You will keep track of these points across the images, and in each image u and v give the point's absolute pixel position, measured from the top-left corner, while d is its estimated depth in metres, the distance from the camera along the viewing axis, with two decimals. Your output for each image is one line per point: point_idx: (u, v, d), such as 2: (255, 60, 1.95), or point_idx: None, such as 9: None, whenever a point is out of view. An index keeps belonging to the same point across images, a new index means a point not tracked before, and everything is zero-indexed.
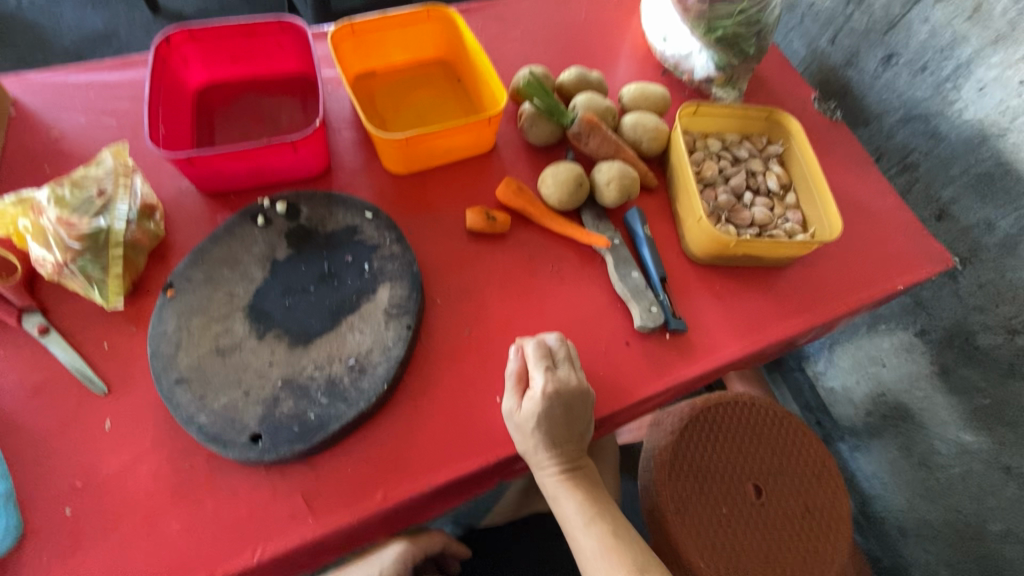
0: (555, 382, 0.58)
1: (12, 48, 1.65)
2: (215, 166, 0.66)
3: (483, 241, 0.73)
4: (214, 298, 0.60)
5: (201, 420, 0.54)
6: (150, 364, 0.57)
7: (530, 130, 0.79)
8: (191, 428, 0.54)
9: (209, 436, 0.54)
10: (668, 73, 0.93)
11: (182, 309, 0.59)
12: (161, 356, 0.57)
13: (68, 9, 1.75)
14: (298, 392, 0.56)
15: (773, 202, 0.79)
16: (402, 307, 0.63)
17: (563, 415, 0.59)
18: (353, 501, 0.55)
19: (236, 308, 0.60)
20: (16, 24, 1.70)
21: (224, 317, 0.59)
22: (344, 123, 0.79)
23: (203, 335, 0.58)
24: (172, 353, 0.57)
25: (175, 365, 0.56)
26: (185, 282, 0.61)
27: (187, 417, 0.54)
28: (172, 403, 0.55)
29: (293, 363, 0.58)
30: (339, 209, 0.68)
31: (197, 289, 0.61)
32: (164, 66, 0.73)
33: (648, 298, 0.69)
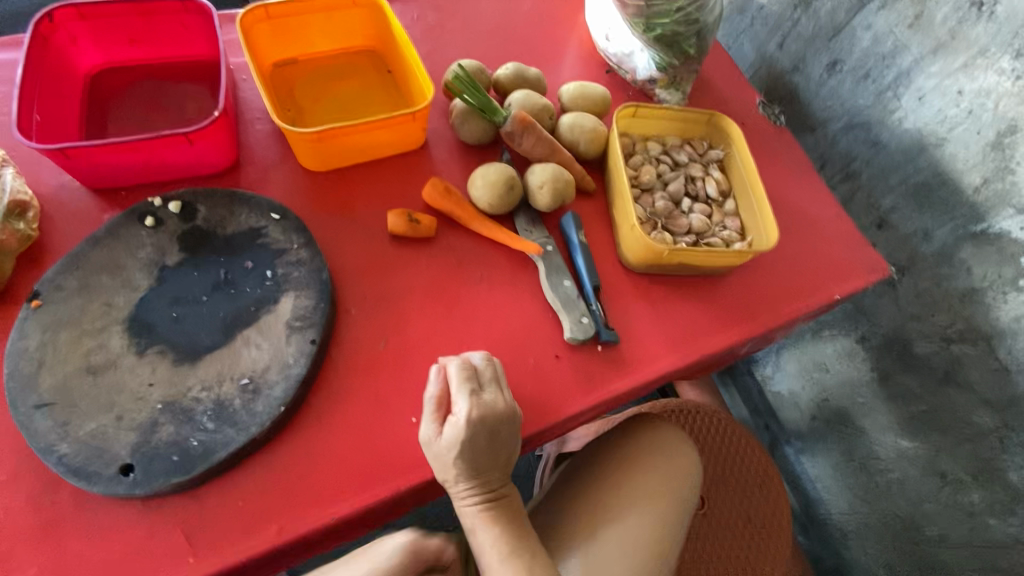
0: (479, 407, 0.54)
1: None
2: (98, 160, 0.59)
3: (407, 246, 0.68)
4: (89, 309, 0.54)
5: (62, 450, 0.48)
6: (5, 385, 0.50)
7: (461, 127, 0.74)
8: (49, 459, 0.47)
9: (71, 469, 0.47)
10: (612, 72, 0.90)
11: (49, 321, 0.53)
12: (19, 376, 0.50)
13: None
14: (180, 416, 0.50)
15: (712, 209, 0.76)
16: (306, 320, 0.57)
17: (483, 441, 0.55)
18: (242, 538, 0.50)
19: (114, 320, 0.54)
20: None
21: (98, 330, 0.53)
22: (258, 115, 0.73)
23: (71, 351, 0.52)
24: (32, 373, 0.50)
25: (36, 387, 0.50)
26: (55, 291, 0.54)
27: (45, 446, 0.48)
28: (29, 431, 0.48)
29: (176, 383, 0.52)
30: (242, 209, 0.62)
31: (70, 298, 0.54)
32: (46, 46, 0.65)
33: (579, 309, 0.66)
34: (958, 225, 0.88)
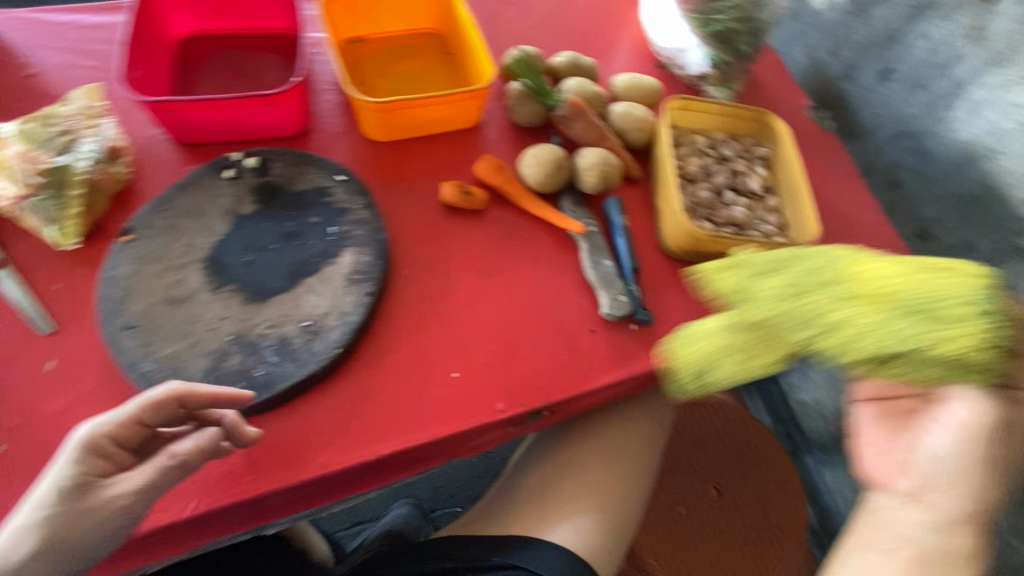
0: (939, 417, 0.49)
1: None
2: (188, 115, 0.65)
3: (457, 216, 0.72)
4: (172, 246, 0.59)
5: (143, 367, 0.53)
6: (98, 307, 0.56)
7: (516, 109, 0.78)
8: (133, 374, 0.53)
9: (150, 383, 0.52)
10: (663, 67, 0.92)
11: (138, 255, 0.58)
12: (111, 299, 0.56)
13: None
14: (248, 348, 0.55)
15: (754, 204, 0.78)
16: (364, 274, 0.62)
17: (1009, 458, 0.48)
18: (293, 464, 0.54)
19: (194, 258, 0.59)
20: None
21: (180, 266, 0.58)
22: (327, 86, 0.78)
23: (156, 282, 0.57)
24: (121, 298, 0.56)
25: (124, 311, 0.55)
26: (145, 229, 0.60)
27: (130, 363, 0.53)
28: (117, 348, 0.54)
29: (245, 318, 0.57)
30: (311, 169, 0.67)
31: (157, 236, 0.60)
32: (147, 11, 0.72)
33: (617, 287, 0.68)
34: (1003, 239, 0.87)
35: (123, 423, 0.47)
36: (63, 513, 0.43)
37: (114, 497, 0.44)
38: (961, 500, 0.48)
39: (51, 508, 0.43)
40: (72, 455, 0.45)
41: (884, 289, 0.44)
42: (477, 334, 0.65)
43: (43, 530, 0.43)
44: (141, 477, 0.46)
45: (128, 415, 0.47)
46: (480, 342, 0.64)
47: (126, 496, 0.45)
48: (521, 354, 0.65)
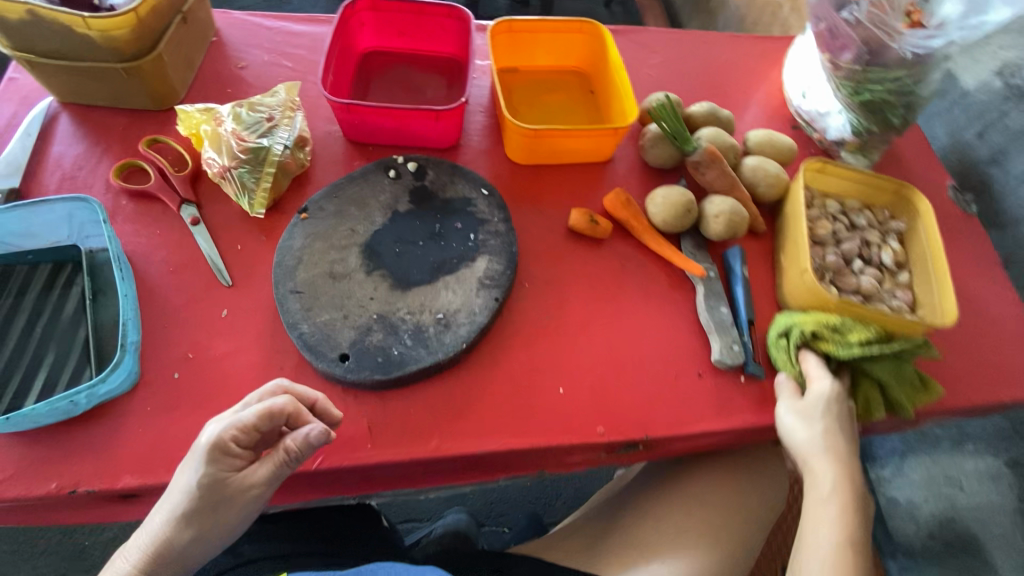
0: (837, 388, 0.64)
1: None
2: (367, 118, 0.74)
3: (581, 242, 0.76)
4: (338, 229, 0.67)
5: (302, 329, 0.60)
6: (273, 270, 0.64)
7: (650, 150, 0.81)
8: (293, 333, 0.60)
9: (306, 344, 0.59)
10: (798, 129, 0.94)
11: (310, 232, 0.67)
12: (284, 265, 0.64)
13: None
14: (388, 329, 0.61)
15: (884, 276, 0.76)
16: (495, 281, 0.67)
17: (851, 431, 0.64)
18: (409, 442, 0.59)
19: (354, 242, 0.66)
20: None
21: (342, 247, 0.66)
22: (480, 109, 0.86)
23: (321, 258, 0.65)
24: (292, 266, 0.64)
25: (293, 278, 0.63)
26: (318, 210, 0.68)
27: (292, 323, 0.61)
28: (283, 308, 0.61)
29: (390, 302, 0.63)
30: (460, 180, 0.74)
31: (327, 218, 0.68)
32: (345, 26, 0.83)
33: (732, 336, 0.69)
34: None
35: (237, 428, 0.51)
36: (203, 503, 0.50)
37: (249, 488, 0.51)
38: (814, 437, 0.62)
39: (192, 503, 0.50)
40: (200, 458, 0.50)
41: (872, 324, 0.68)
42: (587, 355, 0.67)
43: (191, 520, 0.50)
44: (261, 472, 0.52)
45: (240, 422, 0.51)
46: (589, 363, 0.67)
47: (258, 489, 0.52)
48: (626, 382, 0.66)
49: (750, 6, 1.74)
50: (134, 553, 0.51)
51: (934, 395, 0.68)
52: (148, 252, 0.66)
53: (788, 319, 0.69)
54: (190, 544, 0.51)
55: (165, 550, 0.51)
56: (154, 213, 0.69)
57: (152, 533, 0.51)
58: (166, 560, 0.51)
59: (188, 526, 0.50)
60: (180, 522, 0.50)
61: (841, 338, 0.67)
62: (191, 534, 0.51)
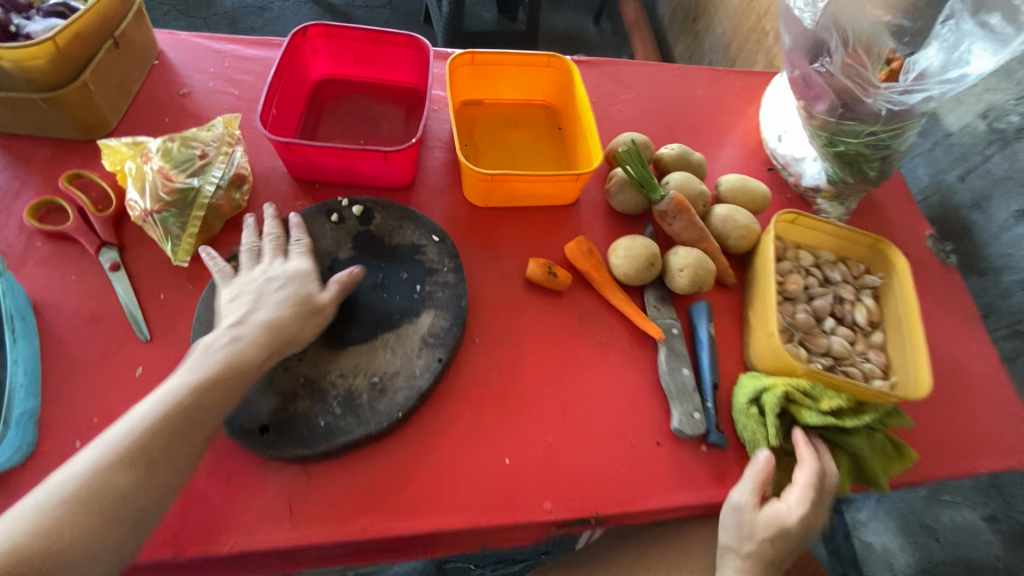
0: (802, 520, 0.58)
1: (208, 24, 1.93)
2: (310, 157, 0.69)
3: (539, 292, 0.71)
4: None
5: None
6: (193, 326, 0.59)
7: (615, 196, 0.77)
8: None
9: None
10: (773, 170, 0.90)
11: None
12: (205, 321, 0.59)
13: (277, 9, 2.02)
14: (316, 395, 0.57)
15: (856, 336, 0.72)
16: (439, 339, 0.62)
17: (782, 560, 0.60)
18: (333, 522, 0.53)
19: None
20: (219, 8, 1.98)
21: None
22: (438, 144, 0.81)
23: None
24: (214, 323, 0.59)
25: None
26: None
27: None
28: None
29: (321, 365, 0.58)
30: (409, 225, 0.69)
31: None
32: (295, 54, 0.78)
33: (693, 403, 0.64)
34: None
35: (303, 257, 0.62)
36: (283, 312, 0.56)
37: (325, 293, 0.59)
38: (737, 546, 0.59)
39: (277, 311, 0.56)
40: (283, 276, 0.59)
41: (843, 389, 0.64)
42: (538, 421, 0.62)
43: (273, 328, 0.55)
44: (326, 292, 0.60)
45: (302, 252, 0.62)
46: (540, 429, 0.62)
47: (333, 293, 0.59)
48: (580, 452, 0.61)
49: (735, 31, 1.72)
50: (178, 387, 0.49)
51: (907, 463, 0.64)
52: (59, 302, 0.61)
53: (758, 382, 0.64)
54: (260, 361, 0.53)
55: (236, 368, 0.52)
56: (71, 258, 0.63)
57: (217, 357, 0.52)
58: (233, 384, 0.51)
59: (267, 340, 0.54)
60: (254, 338, 0.54)
61: (813, 404, 0.62)
62: (265, 348, 0.54)
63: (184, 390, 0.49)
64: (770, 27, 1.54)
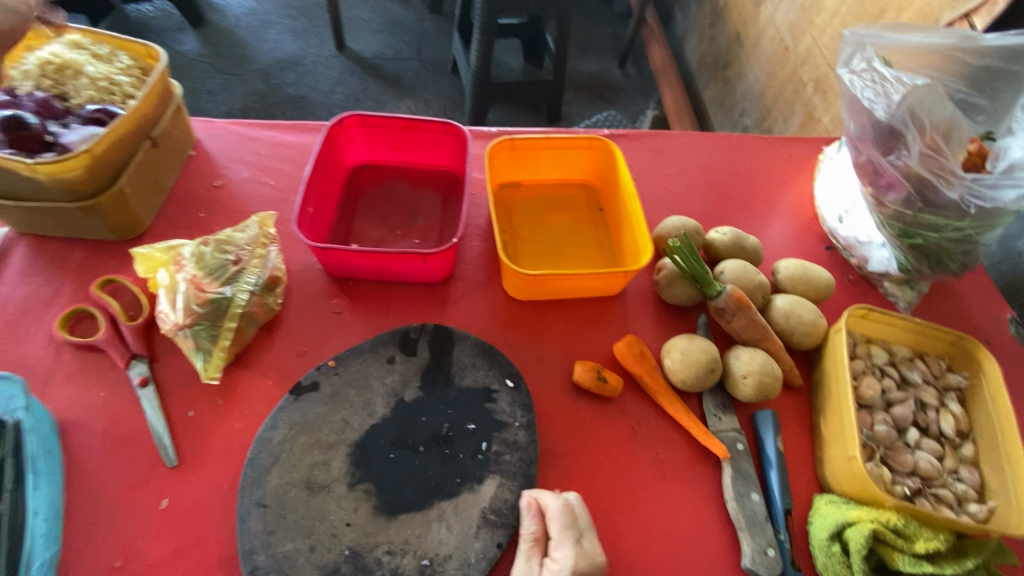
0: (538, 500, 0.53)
1: (244, 80, 1.97)
2: (348, 259, 0.66)
3: (587, 398, 0.66)
4: (328, 420, 0.57)
5: (258, 560, 0.50)
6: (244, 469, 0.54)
7: (666, 288, 0.72)
8: (245, 566, 0.49)
9: None
10: (833, 250, 0.84)
11: (296, 420, 0.57)
12: (257, 465, 0.54)
13: (309, 63, 2.06)
14: (359, 574, 0.50)
15: (944, 450, 0.64)
16: (501, 516, 0.54)
17: None
18: None
19: (344, 439, 0.56)
20: (253, 64, 2.02)
21: (329, 446, 0.56)
22: (476, 231, 0.78)
23: (301, 458, 0.55)
24: (266, 467, 0.54)
25: (263, 483, 0.53)
26: (313, 389, 0.59)
27: (247, 550, 0.50)
28: (242, 526, 0.51)
29: (368, 534, 0.52)
30: (483, 365, 0.63)
31: (319, 402, 0.58)
32: (331, 145, 0.76)
33: (766, 536, 0.57)
34: None
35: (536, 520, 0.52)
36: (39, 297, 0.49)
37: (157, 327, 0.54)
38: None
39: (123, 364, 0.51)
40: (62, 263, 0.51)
41: (941, 526, 0.56)
42: None
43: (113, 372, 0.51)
44: (562, 567, 0.49)
45: (547, 519, 0.52)
46: None
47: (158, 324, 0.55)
48: None
49: (769, 80, 1.67)
50: None
51: None
52: (86, 422, 0.58)
53: (840, 514, 0.57)
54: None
55: None
56: (101, 372, 0.61)
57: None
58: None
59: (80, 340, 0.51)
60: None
61: (906, 545, 0.54)
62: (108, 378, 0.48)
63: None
64: (808, 78, 1.48)
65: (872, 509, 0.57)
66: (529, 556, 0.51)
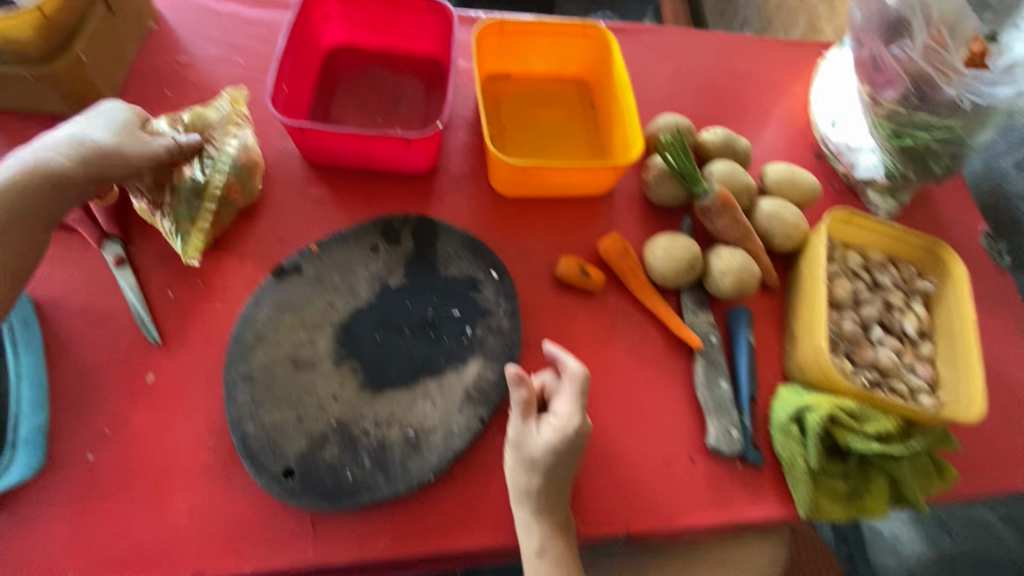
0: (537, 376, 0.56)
1: None
2: (328, 143, 0.64)
3: (570, 293, 0.67)
4: (313, 302, 0.58)
5: (247, 428, 0.52)
6: (229, 346, 0.55)
7: (653, 187, 0.71)
8: (235, 433, 0.51)
9: (248, 449, 0.51)
10: (822, 158, 0.83)
11: (279, 302, 0.57)
12: (242, 342, 0.55)
13: None
14: (346, 442, 0.52)
15: (904, 347, 0.68)
16: (484, 394, 0.56)
17: (555, 482, 0.51)
18: (360, 542, 0.51)
19: (329, 321, 0.57)
20: None
21: (314, 327, 0.57)
22: (461, 124, 0.75)
23: (287, 337, 0.56)
24: (251, 345, 0.55)
25: (249, 359, 0.54)
26: (296, 272, 0.59)
27: (236, 419, 0.52)
28: (230, 398, 0.53)
29: (355, 407, 0.54)
30: (468, 255, 0.63)
31: (303, 285, 0.58)
32: (304, 19, 0.70)
33: (730, 418, 0.61)
34: None
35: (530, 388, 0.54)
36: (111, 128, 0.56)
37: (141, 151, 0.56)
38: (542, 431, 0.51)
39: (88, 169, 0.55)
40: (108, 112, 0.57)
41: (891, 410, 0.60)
42: None
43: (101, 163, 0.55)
44: (560, 422, 0.52)
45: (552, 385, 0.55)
46: None
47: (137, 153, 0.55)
48: (611, 467, 0.59)
49: None
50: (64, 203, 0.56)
51: (948, 482, 0.61)
52: (63, 301, 0.57)
53: (801, 399, 0.61)
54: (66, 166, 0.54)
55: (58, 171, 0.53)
56: (73, 251, 0.59)
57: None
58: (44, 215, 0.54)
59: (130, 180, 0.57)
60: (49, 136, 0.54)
61: (858, 426, 0.59)
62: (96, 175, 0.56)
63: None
64: None
65: (830, 396, 0.61)
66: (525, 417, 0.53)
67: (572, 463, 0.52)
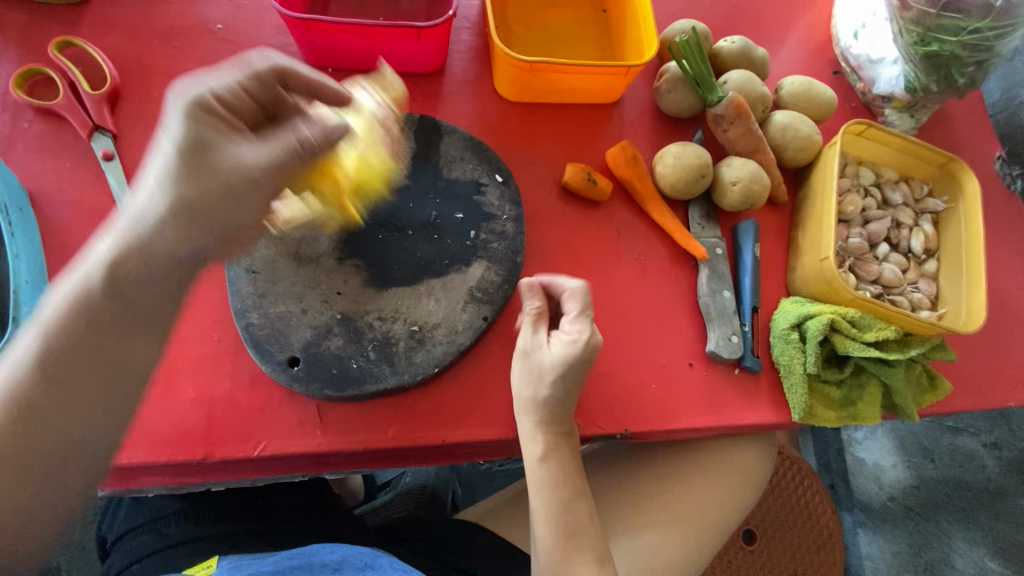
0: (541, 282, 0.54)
1: None
2: (329, 37, 0.60)
3: (575, 202, 0.65)
4: None
5: (251, 318, 0.52)
6: None
7: (666, 95, 0.68)
8: (240, 322, 0.52)
9: (254, 338, 0.51)
10: (840, 74, 0.80)
11: None
12: None
13: None
14: (351, 334, 0.53)
15: (909, 264, 0.68)
16: (488, 294, 0.56)
17: (566, 395, 0.52)
18: (363, 429, 0.52)
19: None
20: None
21: None
22: (466, 25, 0.71)
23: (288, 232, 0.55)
24: None
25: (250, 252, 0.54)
26: None
27: (240, 310, 0.52)
28: (233, 288, 0.53)
29: (359, 302, 0.54)
30: (473, 158, 0.62)
31: None
32: None
33: (731, 326, 0.61)
34: None
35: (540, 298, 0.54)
36: (222, 156, 0.40)
37: (241, 152, 0.40)
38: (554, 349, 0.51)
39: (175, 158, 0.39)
40: (285, 137, 0.42)
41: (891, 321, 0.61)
42: None
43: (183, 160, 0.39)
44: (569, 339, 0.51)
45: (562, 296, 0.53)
46: None
47: (233, 164, 0.40)
48: (610, 370, 0.60)
49: None
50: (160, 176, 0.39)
51: (940, 393, 0.63)
52: (57, 191, 0.56)
53: (802, 309, 0.61)
54: (175, 231, 0.39)
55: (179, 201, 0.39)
56: (64, 142, 0.57)
57: (64, 295, 0.39)
58: (137, 318, 0.41)
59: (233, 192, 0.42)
60: (163, 219, 0.39)
61: (858, 334, 0.60)
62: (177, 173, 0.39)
63: (55, 324, 0.38)
64: None
65: (831, 305, 0.61)
66: (536, 329, 0.54)
67: (582, 377, 0.52)
